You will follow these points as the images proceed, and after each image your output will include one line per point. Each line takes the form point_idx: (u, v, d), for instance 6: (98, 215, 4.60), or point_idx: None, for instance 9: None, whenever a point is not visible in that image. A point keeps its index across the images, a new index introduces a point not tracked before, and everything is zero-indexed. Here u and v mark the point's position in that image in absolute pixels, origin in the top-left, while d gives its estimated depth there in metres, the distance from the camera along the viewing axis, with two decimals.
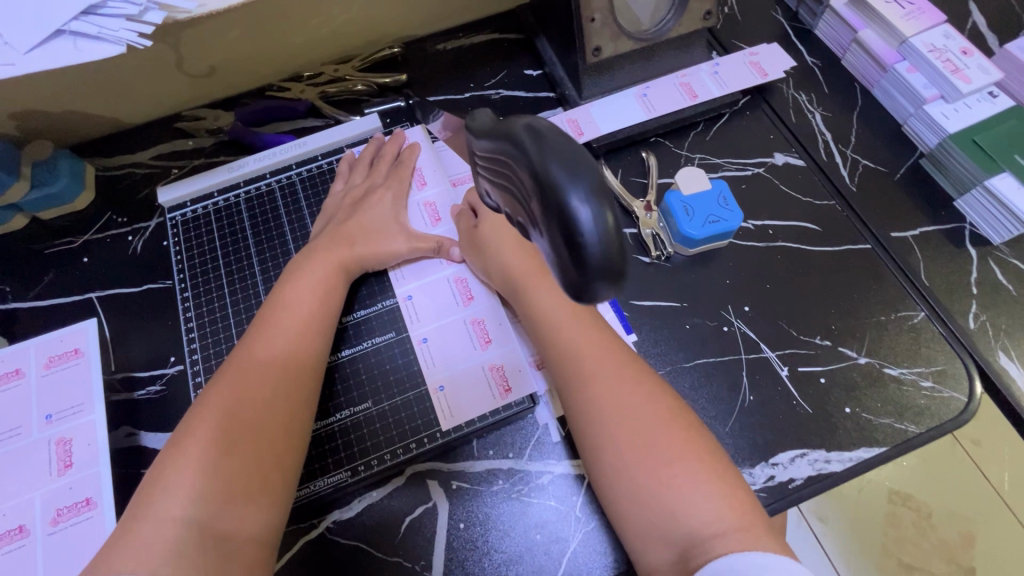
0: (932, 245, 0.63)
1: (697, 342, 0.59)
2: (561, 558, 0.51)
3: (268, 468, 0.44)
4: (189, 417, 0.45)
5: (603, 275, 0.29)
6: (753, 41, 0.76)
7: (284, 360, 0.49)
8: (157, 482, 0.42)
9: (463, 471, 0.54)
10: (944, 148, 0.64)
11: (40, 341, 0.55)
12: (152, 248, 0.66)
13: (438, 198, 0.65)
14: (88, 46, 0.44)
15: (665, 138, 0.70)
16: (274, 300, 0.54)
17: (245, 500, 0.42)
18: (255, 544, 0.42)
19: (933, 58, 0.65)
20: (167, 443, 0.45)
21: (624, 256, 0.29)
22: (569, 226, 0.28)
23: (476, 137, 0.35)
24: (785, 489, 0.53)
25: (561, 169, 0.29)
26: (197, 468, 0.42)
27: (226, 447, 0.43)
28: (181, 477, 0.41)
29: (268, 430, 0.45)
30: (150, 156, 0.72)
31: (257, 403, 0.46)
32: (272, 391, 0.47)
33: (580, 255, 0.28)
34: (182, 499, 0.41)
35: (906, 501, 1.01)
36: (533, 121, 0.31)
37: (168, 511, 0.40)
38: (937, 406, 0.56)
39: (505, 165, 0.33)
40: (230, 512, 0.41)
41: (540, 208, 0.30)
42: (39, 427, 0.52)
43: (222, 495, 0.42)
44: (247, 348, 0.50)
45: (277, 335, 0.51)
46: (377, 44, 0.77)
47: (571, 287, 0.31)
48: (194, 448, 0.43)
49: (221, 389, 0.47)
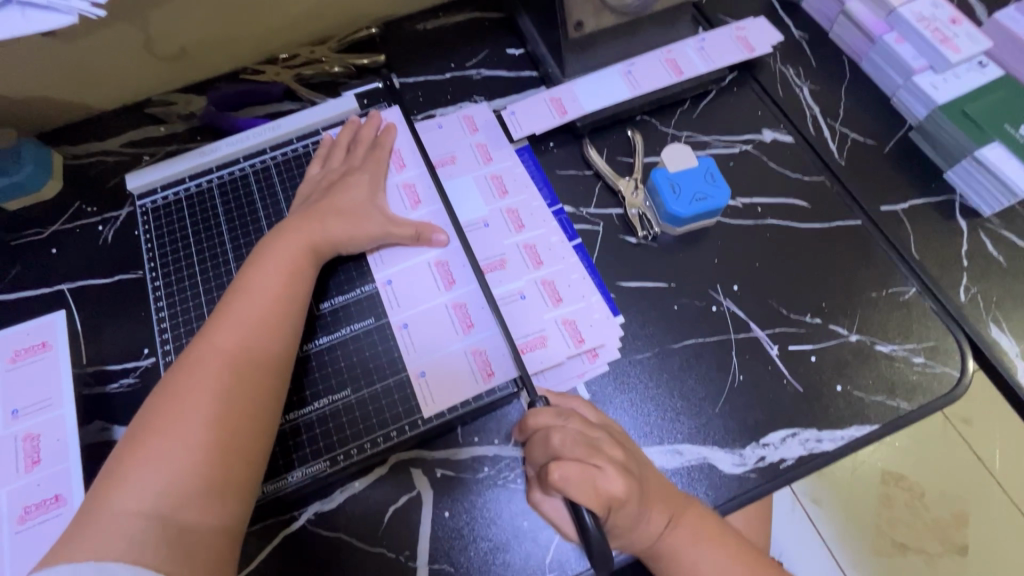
0: (922, 219, 0.62)
1: (686, 323, 0.58)
2: (549, 545, 0.49)
3: (237, 450, 0.43)
4: (152, 406, 0.44)
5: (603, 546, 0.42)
6: (740, 14, 0.74)
7: (249, 346, 0.47)
8: (121, 474, 0.40)
9: (447, 459, 0.53)
10: (934, 119, 0.63)
11: (6, 334, 0.53)
12: (123, 238, 0.64)
13: (418, 180, 0.63)
14: (37, 16, 0.42)
15: (651, 116, 0.68)
16: (238, 285, 0.51)
17: (210, 486, 0.41)
18: (223, 528, 0.41)
19: (922, 28, 0.64)
20: (130, 435, 0.43)
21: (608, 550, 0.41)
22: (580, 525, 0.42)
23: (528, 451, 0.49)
24: (777, 469, 0.52)
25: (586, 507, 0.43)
26: (163, 459, 0.41)
27: (193, 434, 0.42)
28: (141, 471, 0.40)
29: (236, 413, 0.44)
30: (120, 143, 0.70)
31: (220, 390, 0.44)
32: (237, 375, 0.45)
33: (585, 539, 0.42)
34: (148, 489, 0.39)
35: (898, 481, 1.13)
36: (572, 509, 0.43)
37: (126, 505, 0.39)
38: (929, 382, 0.55)
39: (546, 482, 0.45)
40: (192, 504, 0.40)
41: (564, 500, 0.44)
42: (5, 423, 0.50)
43: (190, 483, 0.40)
44: (209, 333, 0.47)
45: (242, 319, 0.48)
46: (353, 24, 0.75)
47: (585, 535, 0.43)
48: (159, 438, 0.41)
49: (185, 375, 0.45)
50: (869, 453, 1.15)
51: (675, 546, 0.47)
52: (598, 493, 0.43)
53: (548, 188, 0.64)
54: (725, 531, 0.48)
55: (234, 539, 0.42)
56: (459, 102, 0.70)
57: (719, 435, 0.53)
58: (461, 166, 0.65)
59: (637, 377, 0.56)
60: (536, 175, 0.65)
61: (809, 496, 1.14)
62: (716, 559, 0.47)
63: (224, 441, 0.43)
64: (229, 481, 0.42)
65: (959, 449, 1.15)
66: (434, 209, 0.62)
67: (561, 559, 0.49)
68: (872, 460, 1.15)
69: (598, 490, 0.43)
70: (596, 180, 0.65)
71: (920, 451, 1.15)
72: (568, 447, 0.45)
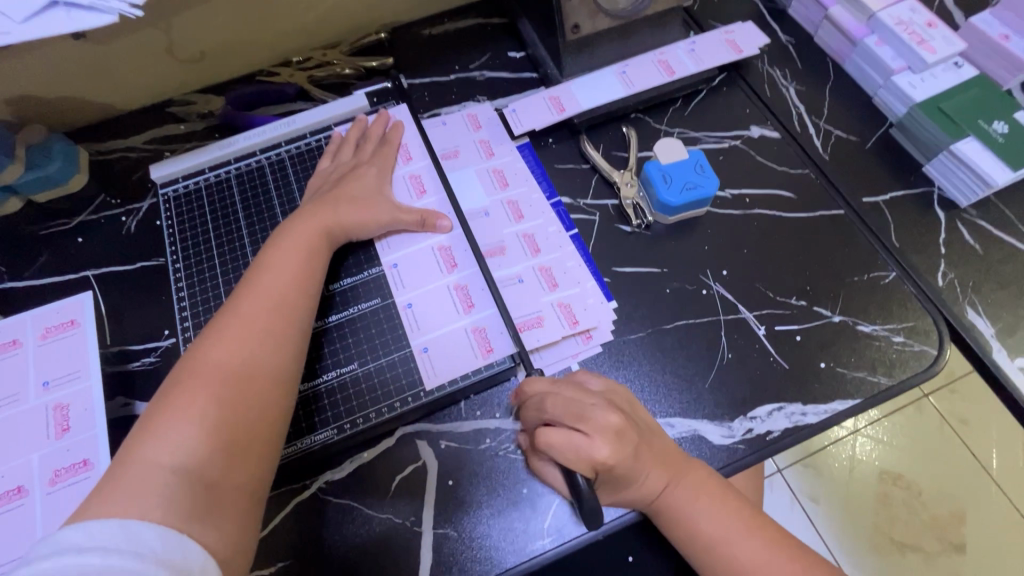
0: (902, 208, 0.65)
1: (678, 305, 0.61)
2: (548, 510, 0.52)
3: (256, 423, 0.46)
4: (175, 380, 0.46)
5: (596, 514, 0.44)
6: (729, 20, 0.78)
7: (271, 320, 0.51)
8: (148, 441, 0.42)
9: (451, 431, 0.56)
10: (913, 116, 0.67)
11: (38, 313, 0.57)
12: (145, 228, 0.68)
13: (424, 171, 0.67)
14: (81, 15, 0.46)
15: (645, 114, 0.72)
16: (260, 266, 0.54)
17: (234, 450, 0.44)
18: (242, 494, 0.44)
19: (899, 30, 0.68)
20: (154, 407, 0.45)
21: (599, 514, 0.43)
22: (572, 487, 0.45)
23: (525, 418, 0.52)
24: (763, 440, 0.55)
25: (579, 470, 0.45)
26: (192, 419, 0.43)
27: (220, 400, 0.45)
28: (172, 429, 0.43)
29: (257, 387, 0.47)
30: (142, 140, 0.74)
31: (245, 358, 0.48)
32: (261, 346, 0.49)
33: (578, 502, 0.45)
34: (178, 446, 0.42)
35: (896, 480, 1.15)
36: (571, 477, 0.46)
37: (157, 458, 0.41)
38: (907, 359, 0.58)
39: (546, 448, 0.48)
40: (218, 462, 0.43)
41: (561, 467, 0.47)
42: (36, 393, 0.53)
43: (216, 442, 0.43)
44: (235, 308, 0.51)
45: (264, 297, 0.52)
46: (363, 29, 0.79)
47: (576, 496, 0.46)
48: (188, 400, 0.44)
49: (213, 344, 0.48)
50: (865, 453, 1.18)
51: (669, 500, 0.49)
52: (588, 459, 0.46)
53: (547, 182, 0.68)
54: (725, 492, 0.50)
55: (249, 505, 0.45)
56: (463, 102, 0.74)
57: (708, 409, 0.56)
58: (464, 159, 0.68)
59: (632, 355, 0.59)
60: (536, 169, 0.68)
61: (807, 494, 1.16)
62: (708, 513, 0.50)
63: (248, 406, 0.46)
64: (249, 451, 0.45)
65: (954, 448, 1.18)
66: (437, 199, 0.65)
67: (559, 524, 0.52)
68: (869, 460, 1.17)
69: (586, 453, 0.46)
70: (593, 173, 0.69)
71: (915, 450, 1.17)
72: (558, 412, 0.48)
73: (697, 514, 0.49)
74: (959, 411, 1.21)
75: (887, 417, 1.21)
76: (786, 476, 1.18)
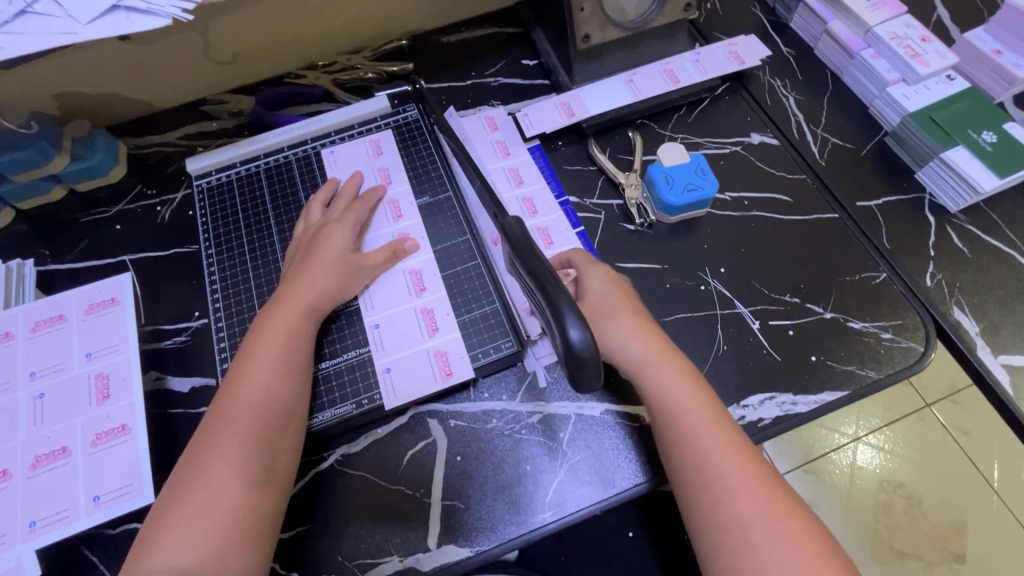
0: (893, 213, 0.68)
1: (677, 299, 0.64)
2: (550, 486, 0.56)
3: (253, 502, 0.48)
4: (209, 413, 0.52)
5: (588, 371, 0.40)
6: (732, 33, 0.82)
7: (261, 402, 0.52)
8: (190, 471, 0.48)
9: (460, 411, 0.60)
10: (906, 126, 0.70)
11: (81, 290, 0.61)
12: (178, 217, 0.73)
13: (402, 196, 0.70)
14: (140, 19, 0.51)
15: (650, 120, 0.76)
16: (250, 346, 0.55)
17: (234, 543, 0.46)
18: (271, 509, 0.49)
19: (894, 45, 0.71)
20: (194, 441, 0.51)
21: (600, 363, 0.40)
22: (564, 341, 0.39)
23: (510, 244, 0.44)
24: (755, 427, 0.58)
25: (573, 320, 0.39)
26: (193, 521, 0.46)
27: (216, 498, 0.47)
28: (178, 531, 0.46)
29: (251, 477, 0.49)
30: (177, 136, 0.79)
31: (237, 451, 0.49)
32: (253, 434, 0.50)
33: (571, 358, 0.40)
34: (180, 549, 0.45)
35: (896, 488, 1.16)
36: (567, 315, 0.39)
37: (165, 562, 0.45)
38: (896, 355, 0.60)
39: (539, 303, 0.43)
40: (219, 557, 0.45)
41: (548, 309, 0.41)
42: (79, 363, 0.58)
43: (215, 540, 0.46)
44: (227, 393, 0.52)
45: (254, 381, 0.53)
46: (386, 36, 0.84)
47: (564, 349, 0.40)
48: (188, 504, 0.47)
49: (208, 440, 0.50)
50: (866, 461, 1.19)
51: (637, 351, 0.54)
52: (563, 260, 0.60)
53: (556, 182, 0.72)
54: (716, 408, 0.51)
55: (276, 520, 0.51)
56: (478, 106, 0.78)
57: None
58: (482, 159, 0.72)
59: None
60: (546, 170, 0.72)
61: (807, 500, 1.17)
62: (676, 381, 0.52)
63: (245, 498, 0.48)
64: (272, 469, 0.50)
65: (955, 458, 1.19)
66: (445, 197, 0.69)
67: (560, 500, 0.55)
68: (869, 468, 1.19)
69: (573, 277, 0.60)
70: (599, 175, 0.72)
71: (916, 459, 1.19)
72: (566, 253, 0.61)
73: (663, 380, 0.52)
74: (962, 423, 1.22)
75: (889, 426, 1.23)
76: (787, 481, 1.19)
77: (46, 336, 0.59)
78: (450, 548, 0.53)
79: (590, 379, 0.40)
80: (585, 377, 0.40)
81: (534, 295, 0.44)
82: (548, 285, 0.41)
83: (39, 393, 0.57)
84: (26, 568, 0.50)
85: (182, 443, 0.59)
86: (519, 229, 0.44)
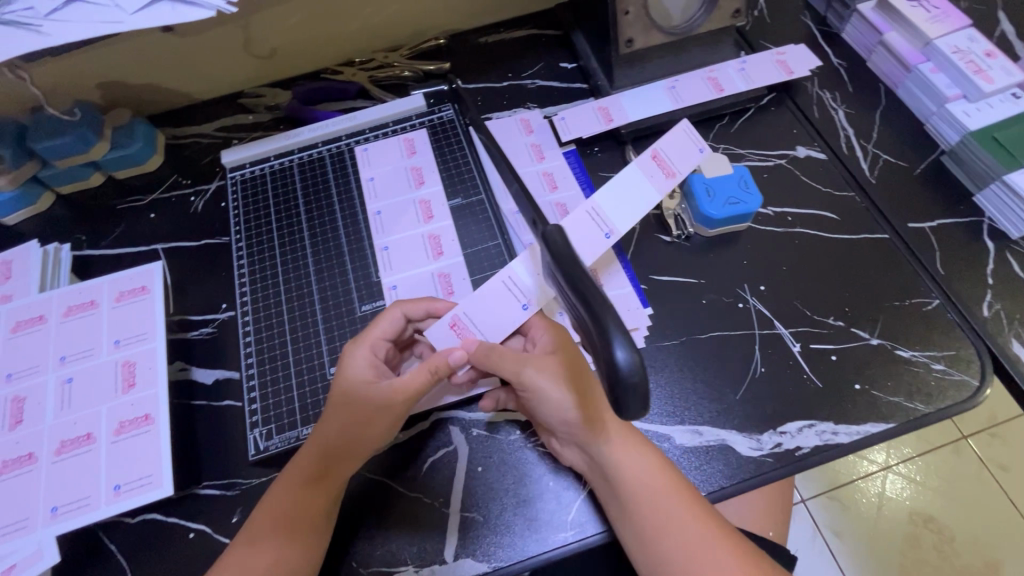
0: (948, 237, 0.64)
1: (713, 316, 0.62)
2: (572, 505, 0.54)
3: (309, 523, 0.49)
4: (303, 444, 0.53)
5: (635, 397, 0.37)
6: (780, 42, 0.80)
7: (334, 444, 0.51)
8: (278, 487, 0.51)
9: (482, 420, 0.58)
10: (966, 145, 0.66)
11: (113, 277, 0.62)
12: (211, 209, 0.73)
13: (434, 198, 0.69)
14: (184, 10, 0.51)
15: (690, 129, 0.73)
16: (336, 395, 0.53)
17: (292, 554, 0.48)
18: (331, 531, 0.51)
19: (956, 58, 0.68)
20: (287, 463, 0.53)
21: (649, 387, 0.37)
22: (608, 362, 0.37)
23: (553, 259, 0.42)
24: (792, 455, 0.55)
25: (620, 338, 0.37)
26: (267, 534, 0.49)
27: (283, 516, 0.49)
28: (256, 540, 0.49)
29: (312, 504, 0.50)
30: (214, 128, 0.79)
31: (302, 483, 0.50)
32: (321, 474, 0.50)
33: (616, 381, 0.37)
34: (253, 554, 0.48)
35: (927, 523, 1.11)
36: (615, 335, 0.37)
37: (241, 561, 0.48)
38: (947, 388, 0.57)
39: (582, 322, 0.41)
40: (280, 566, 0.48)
41: (593, 328, 0.39)
42: (108, 350, 0.58)
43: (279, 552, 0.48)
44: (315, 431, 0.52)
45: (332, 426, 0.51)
46: (424, 35, 0.83)
47: (608, 371, 0.38)
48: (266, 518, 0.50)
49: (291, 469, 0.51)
50: (896, 491, 1.14)
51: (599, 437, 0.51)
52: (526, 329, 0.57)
53: (591, 188, 0.70)
54: (681, 476, 0.51)
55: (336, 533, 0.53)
56: (514, 109, 0.77)
57: (738, 421, 0.56)
58: (516, 162, 0.70)
59: (666, 361, 0.60)
60: (581, 176, 0.70)
61: (831, 529, 1.12)
62: (639, 465, 0.50)
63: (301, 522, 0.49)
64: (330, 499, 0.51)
65: (993, 496, 1.13)
66: (478, 200, 0.68)
67: (582, 519, 0.53)
68: (899, 500, 1.13)
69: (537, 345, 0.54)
70: None
71: (950, 494, 1.13)
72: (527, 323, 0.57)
73: (632, 465, 0.50)
74: (1002, 458, 1.16)
75: (921, 456, 1.17)
76: (810, 507, 1.14)
77: (78, 321, 0.60)
78: (467, 562, 0.52)
79: (636, 406, 0.37)
80: (630, 401, 0.37)
81: (576, 313, 0.42)
82: (591, 301, 0.39)
83: (68, 378, 0.57)
84: (46, 553, 0.50)
85: (203, 436, 0.58)
86: (562, 240, 0.42)
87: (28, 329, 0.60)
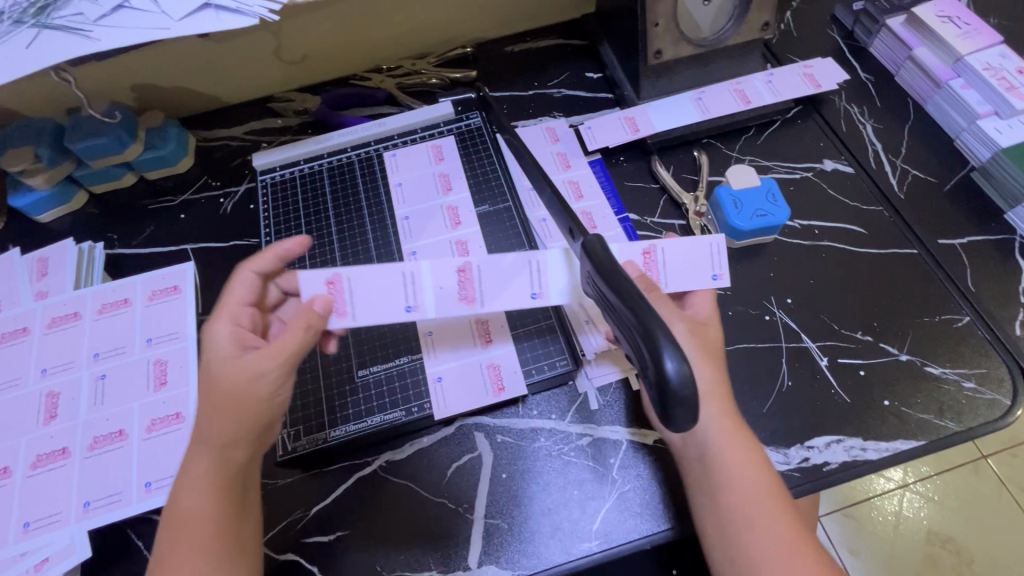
0: (978, 253, 0.64)
1: (740, 328, 0.62)
2: (597, 515, 0.53)
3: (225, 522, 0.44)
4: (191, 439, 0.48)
5: (683, 408, 0.38)
6: (806, 55, 0.80)
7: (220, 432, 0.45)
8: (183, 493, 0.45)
9: (507, 427, 0.58)
10: (997, 161, 0.66)
11: (146, 277, 0.63)
12: (240, 210, 0.74)
13: (461, 204, 0.69)
14: (228, 17, 0.52)
15: (717, 140, 0.74)
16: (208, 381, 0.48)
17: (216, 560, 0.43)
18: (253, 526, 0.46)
19: (988, 75, 0.67)
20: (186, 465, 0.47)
21: (698, 399, 0.38)
22: (657, 373, 0.37)
23: (595, 267, 0.42)
24: (820, 471, 0.54)
25: (669, 350, 0.37)
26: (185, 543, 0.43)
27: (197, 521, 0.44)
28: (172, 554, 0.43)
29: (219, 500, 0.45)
30: (243, 131, 0.81)
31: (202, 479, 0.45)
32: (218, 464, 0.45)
33: (665, 394, 0.38)
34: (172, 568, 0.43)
35: (945, 543, 1.09)
36: (663, 346, 0.37)
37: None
38: (978, 407, 0.56)
39: (626, 332, 0.41)
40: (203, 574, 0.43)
41: (639, 340, 0.39)
42: (140, 348, 0.59)
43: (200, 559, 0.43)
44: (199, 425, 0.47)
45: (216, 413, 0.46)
46: (451, 44, 0.84)
47: (656, 382, 0.38)
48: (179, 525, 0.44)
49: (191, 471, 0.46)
50: (913, 510, 1.12)
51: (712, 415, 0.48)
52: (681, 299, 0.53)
53: (616, 198, 0.70)
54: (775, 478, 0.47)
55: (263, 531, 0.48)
56: (540, 117, 0.78)
57: (765, 434, 0.56)
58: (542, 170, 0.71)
59: None
60: (607, 185, 0.71)
61: (846, 547, 1.10)
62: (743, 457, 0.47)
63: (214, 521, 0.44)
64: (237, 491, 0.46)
65: (1013, 518, 1.11)
66: (505, 207, 0.69)
67: (607, 529, 0.53)
68: (916, 518, 1.11)
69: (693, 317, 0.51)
70: (661, 193, 0.71)
71: (969, 515, 1.11)
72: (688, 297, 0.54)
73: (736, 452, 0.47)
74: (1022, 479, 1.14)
75: (939, 475, 1.15)
76: (824, 524, 1.13)
77: (110, 319, 0.61)
78: (491, 568, 0.52)
79: (684, 418, 0.38)
80: (678, 412, 0.38)
81: (618, 322, 0.42)
82: (638, 311, 0.39)
83: (101, 374, 0.58)
84: (77, 548, 0.50)
85: None
86: (602, 249, 0.43)
87: (62, 325, 0.61)
